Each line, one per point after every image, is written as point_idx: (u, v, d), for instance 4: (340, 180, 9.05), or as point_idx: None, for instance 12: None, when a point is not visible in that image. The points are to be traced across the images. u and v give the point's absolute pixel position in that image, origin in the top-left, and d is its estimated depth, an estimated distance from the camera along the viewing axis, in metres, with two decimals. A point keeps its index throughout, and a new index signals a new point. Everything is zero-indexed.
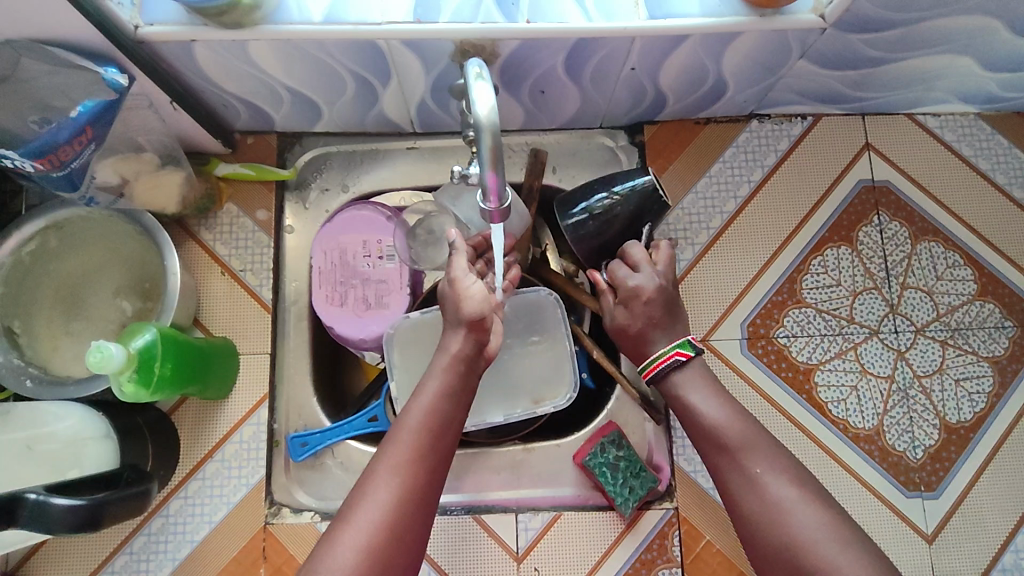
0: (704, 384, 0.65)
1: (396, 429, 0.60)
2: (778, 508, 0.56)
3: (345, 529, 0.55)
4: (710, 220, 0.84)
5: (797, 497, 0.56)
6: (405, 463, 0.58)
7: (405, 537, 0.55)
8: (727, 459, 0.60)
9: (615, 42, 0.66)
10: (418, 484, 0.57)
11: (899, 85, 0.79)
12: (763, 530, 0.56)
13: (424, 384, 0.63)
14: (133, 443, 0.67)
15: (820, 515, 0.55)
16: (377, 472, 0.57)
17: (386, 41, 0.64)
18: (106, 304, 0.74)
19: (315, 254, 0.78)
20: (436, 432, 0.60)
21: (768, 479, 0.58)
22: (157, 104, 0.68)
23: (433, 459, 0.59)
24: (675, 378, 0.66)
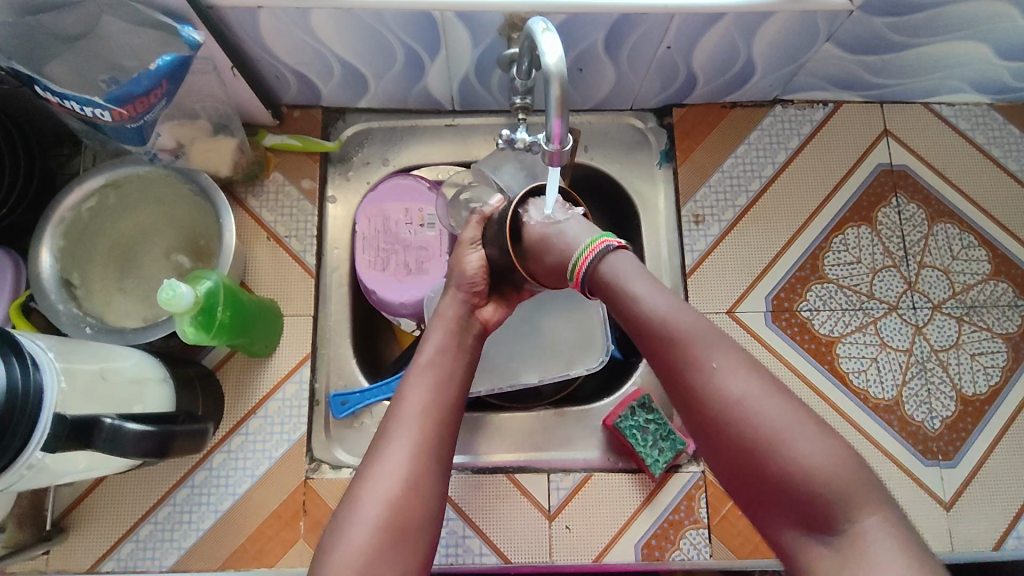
0: (636, 271, 0.55)
1: (402, 391, 0.59)
2: (739, 403, 0.47)
3: (363, 489, 0.53)
4: (735, 199, 0.87)
5: (761, 391, 0.47)
6: (419, 417, 0.57)
7: (430, 491, 0.54)
8: (683, 349, 0.50)
9: (655, 18, 0.70)
10: (435, 438, 0.56)
11: (917, 72, 0.83)
12: (727, 434, 0.47)
13: (426, 341, 0.63)
14: (186, 391, 0.70)
15: (793, 412, 0.47)
16: (387, 430, 0.56)
17: (441, 12, 0.68)
18: (159, 264, 0.78)
19: (359, 220, 0.82)
20: (441, 384, 0.60)
21: (722, 371, 0.49)
22: (220, 70, 0.72)
23: (445, 417, 0.58)
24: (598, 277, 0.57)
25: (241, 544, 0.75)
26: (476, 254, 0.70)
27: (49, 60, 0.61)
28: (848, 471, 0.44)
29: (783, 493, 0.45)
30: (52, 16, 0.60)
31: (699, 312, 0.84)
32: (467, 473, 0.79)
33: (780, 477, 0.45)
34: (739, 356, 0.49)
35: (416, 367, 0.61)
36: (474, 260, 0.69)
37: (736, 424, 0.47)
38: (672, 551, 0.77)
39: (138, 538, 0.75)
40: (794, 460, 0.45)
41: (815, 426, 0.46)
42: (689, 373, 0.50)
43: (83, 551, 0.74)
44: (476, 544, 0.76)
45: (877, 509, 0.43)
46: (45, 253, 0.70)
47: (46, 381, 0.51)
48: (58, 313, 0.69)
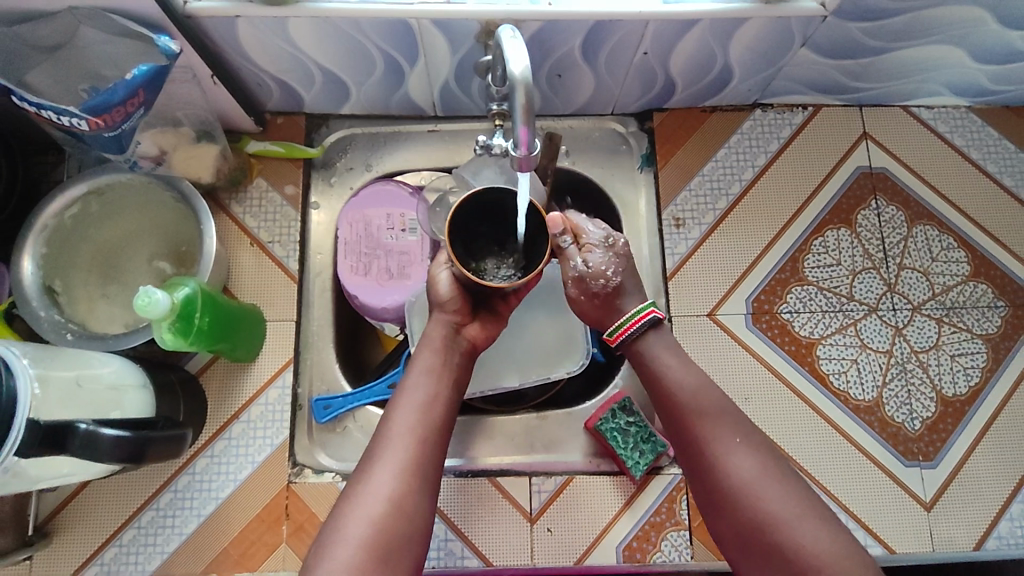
0: (674, 357, 0.64)
1: (389, 413, 0.60)
2: (751, 488, 0.56)
3: (349, 510, 0.54)
4: (716, 202, 0.88)
5: (773, 478, 0.57)
6: (406, 441, 0.58)
7: (415, 513, 0.55)
8: (703, 433, 0.59)
9: (630, 25, 0.71)
10: (421, 462, 0.57)
11: (894, 76, 0.84)
12: (739, 514, 0.56)
13: (414, 362, 0.64)
14: (167, 397, 0.70)
15: (799, 500, 0.56)
16: (376, 453, 0.58)
17: (417, 20, 0.68)
18: (142, 270, 0.78)
19: (341, 226, 0.82)
20: (429, 407, 0.61)
21: (736, 455, 0.58)
22: (200, 78, 0.73)
23: (432, 440, 0.59)
24: (639, 349, 0.66)
25: (224, 548, 0.75)
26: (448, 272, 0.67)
27: (28, 70, 0.62)
28: (841, 560, 0.52)
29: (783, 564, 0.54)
30: (31, 26, 0.61)
31: (679, 314, 0.85)
32: (449, 477, 0.79)
33: (781, 554, 0.54)
34: (749, 442, 0.59)
35: (404, 390, 0.62)
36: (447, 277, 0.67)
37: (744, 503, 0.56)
38: (654, 553, 0.77)
39: (121, 543, 0.75)
40: (799, 543, 0.53)
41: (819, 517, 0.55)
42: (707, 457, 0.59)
43: (67, 555, 0.75)
44: (458, 547, 0.77)
45: None
46: (27, 260, 0.71)
47: (18, 388, 0.52)
48: (40, 320, 0.69)
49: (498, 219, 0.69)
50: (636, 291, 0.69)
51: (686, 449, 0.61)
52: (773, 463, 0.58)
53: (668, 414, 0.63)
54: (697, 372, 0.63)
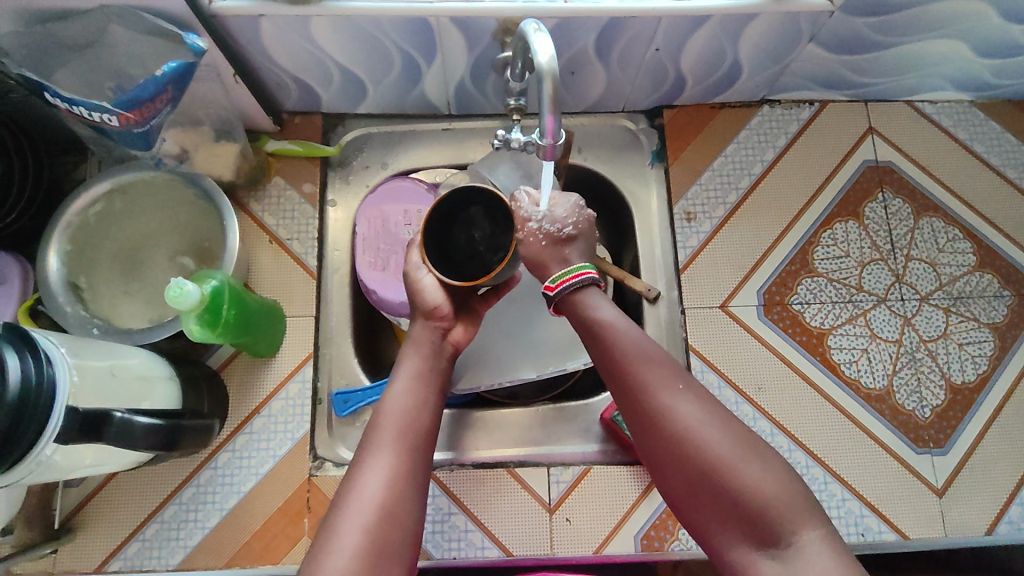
0: (607, 307, 0.61)
1: (377, 418, 0.61)
2: (693, 434, 0.54)
3: (341, 515, 0.54)
4: (726, 196, 0.90)
5: (717, 426, 0.55)
6: (393, 446, 0.58)
7: (408, 515, 0.56)
8: (643, 382, 0.57)
9: (643, 22, 0.72)
10: (408, 466, 0.58)
11: (899, 71, 0.86)
12: (685, 463, 0.54)
13: (399, 368, 0.64)
14: (191, 390, 0.71)
15: (741, 443, 0.54)
16: (363, 458, 0.58)
17: (436, 18, 0.70)
18: (164, 268, 0.79)
19: (359, 222, 0.84)
20: (416, 411, 0.61)
21: (674, 401, 0.56)
22: (223, 77, 0.74)
23: (419, 444, 0.60)
24: (573, 302, 0.61)
25: (247, 542, 0.76)
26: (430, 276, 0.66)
27: (58, 66, 0.64)
28: (790, 499, 0.52)
29: (731, 510, 0.53)
30: (61, 25, 0.62)
31: (692, 306, 0.86)
32: (468, 468, 0.81)
33: (728, 498, 0.53)
34: (687, 390, 0.56)
35: (389, 395, 0.62)
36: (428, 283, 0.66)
37: (686, 450, 0.54)
38: (671, 542, 0.78)
39: (144, 537, 0.76)
40: (745, 485, 0.52)
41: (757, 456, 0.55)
42: (647, 408, 0.56)
43: (91, 550, 0.75)
44: (478, 538, 0.78)
45: (815, 525, 0.51)
46: (53, 257, 0.72)
47: (58, 375, 0.52)
48: (66, 315, 0.71)
49: (479, 206, 0.62)
50: (584, 251, 0.64)
51: (627, 400, 0.58)
52: (714, 408, 0.56)
53: (605, 366, 0.59)
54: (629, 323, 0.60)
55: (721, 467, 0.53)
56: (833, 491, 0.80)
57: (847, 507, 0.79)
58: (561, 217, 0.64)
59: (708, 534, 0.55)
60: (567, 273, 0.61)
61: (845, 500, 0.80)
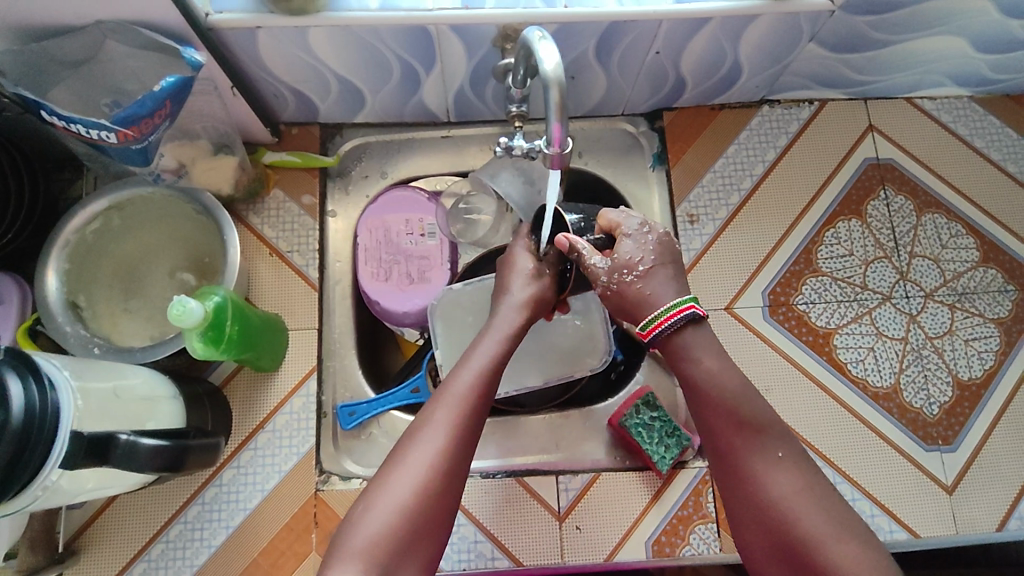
0: (709, 358, 0.58)
1: (449, 379, 0.59)
2: (783, 507, 0.52)
3: (389, 481, 0.53)
4: (728, 197, 0.89)
5: (818, 505, 0.52)
6: (455, 415, 0.56)
7: (453, 484, 0.54)
8: (739, 448, 0.55)
9: (644, 25, 0.72)
10: (466, 437, 0.55)
11: (898, 68, 0.86)
12: (775, 534, 0.52)
13: (480, 339, 0.62)
14: (195, 408, 0.70)
15: (840, 522, 0.51)
16: (424, 423, 0.56)
17: (436, 26, 0.69)
18: (163, 284, 0.78)
19: (360, 232, 0.82)
20: (487, 386, 0.59)
21: (772, 472, 0.54)
22: (220, 90, 0.73)
23: (480, 418, 0.58)
24: (669, 346, 0.60)
25: (254, 559, 0.75)
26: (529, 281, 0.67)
27: (54, 85, 0.62)
28: None
29: None
30: (57, 42, 0.61)
31: (697, 309, 0.86)
32: (476, 478, 0.80)
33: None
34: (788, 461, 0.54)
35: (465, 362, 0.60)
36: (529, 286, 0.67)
37: (777, 523, 0.52)
38: (682, 546, 0.77)
39: (150, 557, 0.75)
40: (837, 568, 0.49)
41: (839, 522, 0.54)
42: (740, 473, 0.55)
43: (96, 572, 0.74)
44: (488, 548, 0.77)
45: None
46: (52, 276, 0.71)
47: (62, 400, 0.51)
48: (66, 334, 0.70)
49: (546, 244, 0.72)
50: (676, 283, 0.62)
51: (722, 461, 0.56)
52: (817, 484, 0.54)
53: (700, 417, 0.58)
54: (733, 378, 0.58)
55: (814, 545, 0.50)
56: (843, 491, 0.80)
57: (858, 507, 0.79)
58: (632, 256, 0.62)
59: None
60: (675, 306, 0.59)
61: (856, 500, 0.79)
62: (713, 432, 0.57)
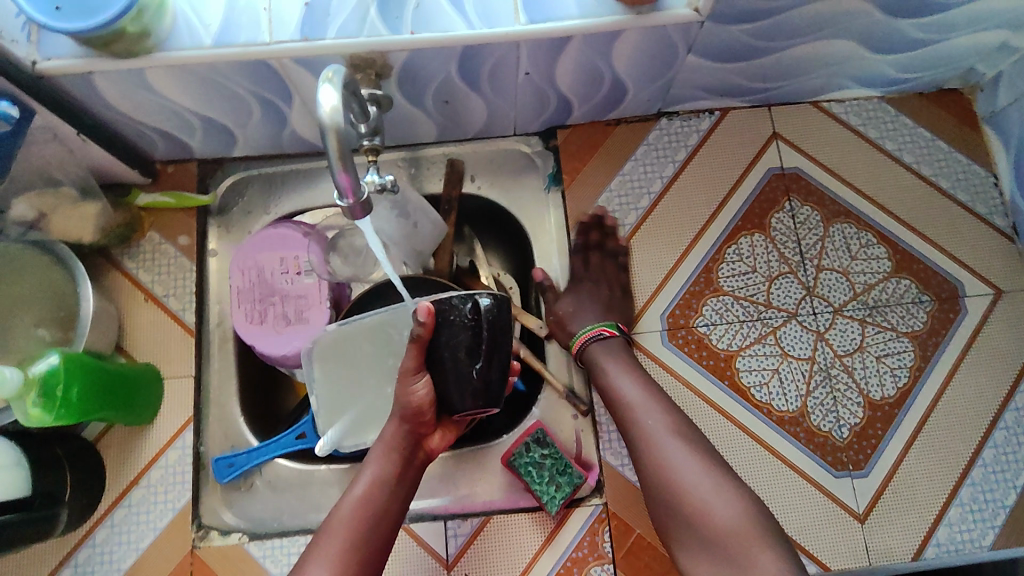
0: (620, 364, 0.74)
1: (334, 510, 0.62)
2: (676, 472, 0.65)
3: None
4: (625, 217, 0.85)
5: (697, 464, 0.65)
6: (338, 552, 0.59)
7: None
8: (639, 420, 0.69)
9: (501, 48, 0.68)
10: (350, 571, 0.59)
11: (795, 73, 0.82)
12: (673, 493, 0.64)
13: (365, 466, 0.64)
14: (51, 471, 0.67)
15: (713, 480, 0.63)
16: (311, 563, 0.59)
17: (277, 60, 0.66)
18: (20, 338, 0.71)
19: (233, 274, 0.79)
20: (371, 518, 0.62)
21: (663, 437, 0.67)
22: (63, 137, 0.71)
23: (364, 549, 0.60)
24: (593, 360, 0.76)
25: None
26: (422, 382, 0.62)
27: None
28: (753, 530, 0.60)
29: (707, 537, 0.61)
30: None
31: None
32: None
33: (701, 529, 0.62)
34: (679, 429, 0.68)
35: (348, 494, 0.63)
36: (422, 395, 0.62)
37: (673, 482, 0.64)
38: None
39: None
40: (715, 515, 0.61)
41: (738, 503, 0.61)
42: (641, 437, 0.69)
43: None
44: None
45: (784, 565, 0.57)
46: None
47: None
48: None
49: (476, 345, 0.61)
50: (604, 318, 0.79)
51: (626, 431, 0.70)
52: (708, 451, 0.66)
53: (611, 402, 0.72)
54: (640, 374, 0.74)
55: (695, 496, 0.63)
56: None
57: None
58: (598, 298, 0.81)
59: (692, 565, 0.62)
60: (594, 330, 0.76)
61: None
62: (624, 420, 0.70)
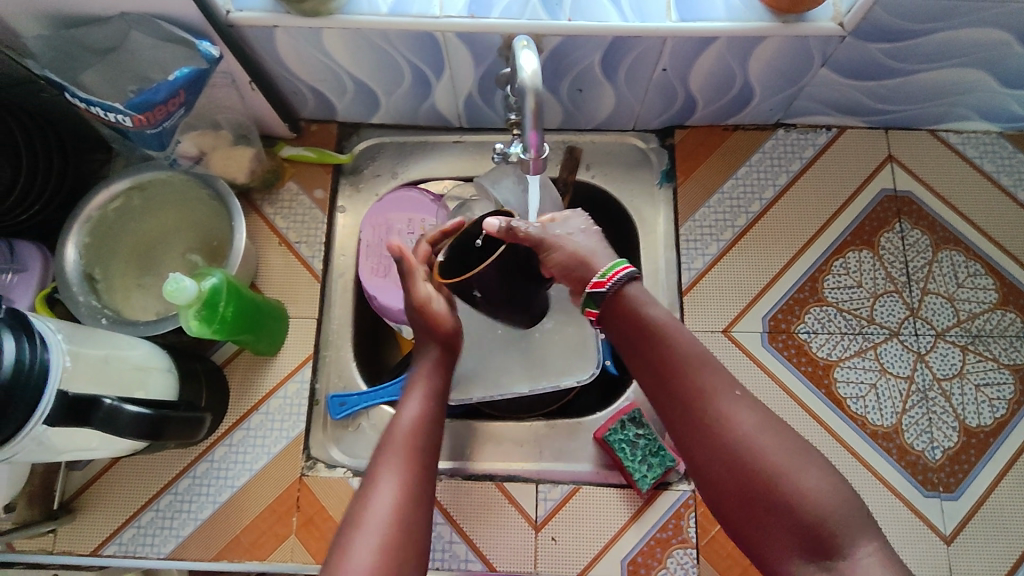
0: (661, 308, 0.61)
1: (388, 428, 0.62)
2: (750, 439, 0.52)
3: (357, 536, 0.53)
4: (735, 219, 0.88)
5: (769, 432, 0.53)
6: (400, 461, 0.59)
7: (418, 524, 0.55)
8: (696, 382, 0.56)
9: (648, 42, 0.71)
10: (419, 478, 0.58)
11: (921, 99, 0.84)
12: (743, 469, 0.52)
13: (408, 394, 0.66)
14: (191, 383, 0.74)
15: (794, 447, 0.52)
16: (374, 478, 0.58)
17: (442, 33, 0.71)
18: (175, 263, 0.82)
19: (365, 228, 0.86)
20: (427, 431, 0.62)
21: (727, 403, 0.55)
22: (239, 84, 0.76)
23: (426, 458, 0.60)
24: (623, 298, 0.61)
25: (236, 535, 0.78)
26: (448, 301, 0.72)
27: (83, 70, 0.67)
28: (847, 505, 0.50)
29: (794, 520, 0.50)
30: (86, 30, 0.65)
31: (695, 330, 0.84)
32: (458, 478, 0.81)
33: (785, 511, 0.50)
34: (743, 392, 0.56)
35: (397, 417, 0.63)
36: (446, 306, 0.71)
37: (744, 456, 0.52)
38: (659, 570, 0.77)
39: (140, 524, 0.79)
40: (801, 489, 0.50)
41: (824, 476, 0.51)
42: (698, 404, 0.55)
43: (90, 531, 0.78)
44: (462, 550, 0.78)
45: (873, 536, 0.49)
46: (70, 249, 0.75)
47: (53, 360, 0.53)
48: (79, 304, 0.73)
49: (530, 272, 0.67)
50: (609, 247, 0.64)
51: (677, 394, 0.57)
52: (768, 414, 0.55)
53: (652, 356, 0.58)
54: (680, 325, 0.60)
55: (777, 472, 0.51)
56: None
57: None
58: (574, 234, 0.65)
59: (766, 551, 0.51)
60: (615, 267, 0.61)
61: None
62: (669, 371, 0.57)
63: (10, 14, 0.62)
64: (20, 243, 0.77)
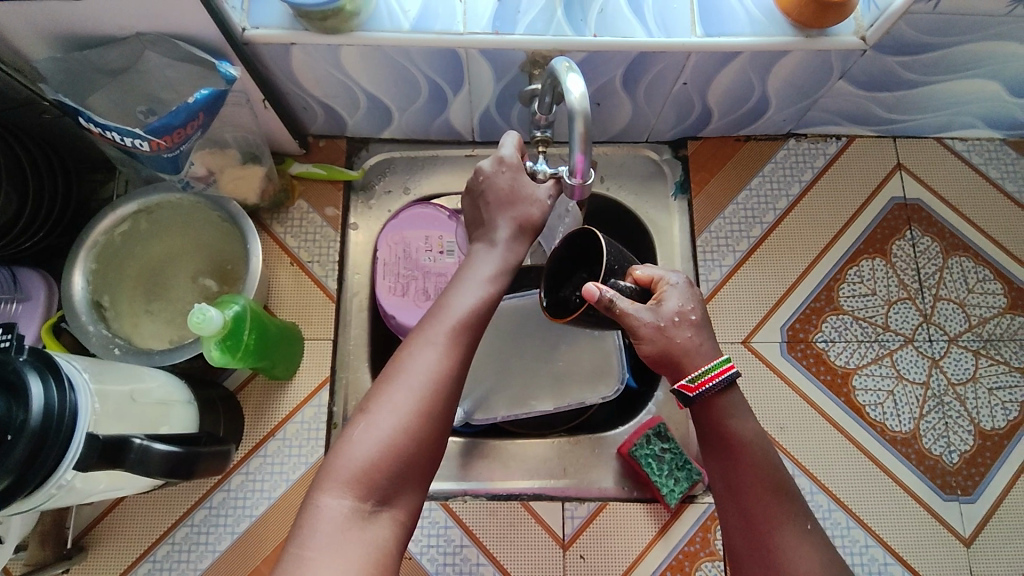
0: (752, 422, 0.58)
1: (447, 293, 0.58)
2: None
3: (373, 417, 0.51)
4: (750, 230, 0.89)
5: None
6: (447, 337, 0.55)
7: (441, 420, 0.52)
8: (767, 516, 0.54)
9: (672, 57, 0.71)
10: (457, 371, 0.54)
11: (930, 109, 0.85)
12: None
13: (481, 257, 0.62)
14: (209, 413, 0.72)
15: None
16: (417, 343, 0.54)
17: (465, 50, 0.70)
18: (187, 289, 0.79)
19: (380, 247, 0.84)
20: (480, 308, 0.58)
21: (792, 543, 0.53)
22: (253, 102, 0.74)
23: (470, 348, 0.56)
24: (713, 406, 0.57)
25: (257, 567, 0.76)
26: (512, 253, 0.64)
27: (93, 92, 0.64)
28: None
29: None
30: (97, 51, 0.62)
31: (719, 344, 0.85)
32: (482, 499, 0.80)
33: None
34: (814, 535, 0.53)
35: (460, 286, 0.59)
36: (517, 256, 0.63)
37: None
38: None
39: (155, 558, 0.76)
40: None
41: None
42: (763, 536, 0.53)
43: (104, 568, 0.75)
44: (490, 572, 0.77)
45: None
46: (78, 276, 0.72)
47: (81, 402, 0.52)
48: (88, 334, 0.70)
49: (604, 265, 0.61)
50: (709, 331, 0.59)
51: (745, 519, 0.54)
52: (836, 562, 0.53)
53: (728, 471, 0.56)
54: (768, 446, 0.57)
55: None
56: (856, 537, 0.78)
57: (871, 554, 0.78)
58: (674, 309, 0.58)
59: None
60: (709, 372, 0.56)
61: (868, 546, 0.78)
62: (741, 494, 0.55)
63: (16, 35, 0.59)
64: (21, 271, 0.75)
